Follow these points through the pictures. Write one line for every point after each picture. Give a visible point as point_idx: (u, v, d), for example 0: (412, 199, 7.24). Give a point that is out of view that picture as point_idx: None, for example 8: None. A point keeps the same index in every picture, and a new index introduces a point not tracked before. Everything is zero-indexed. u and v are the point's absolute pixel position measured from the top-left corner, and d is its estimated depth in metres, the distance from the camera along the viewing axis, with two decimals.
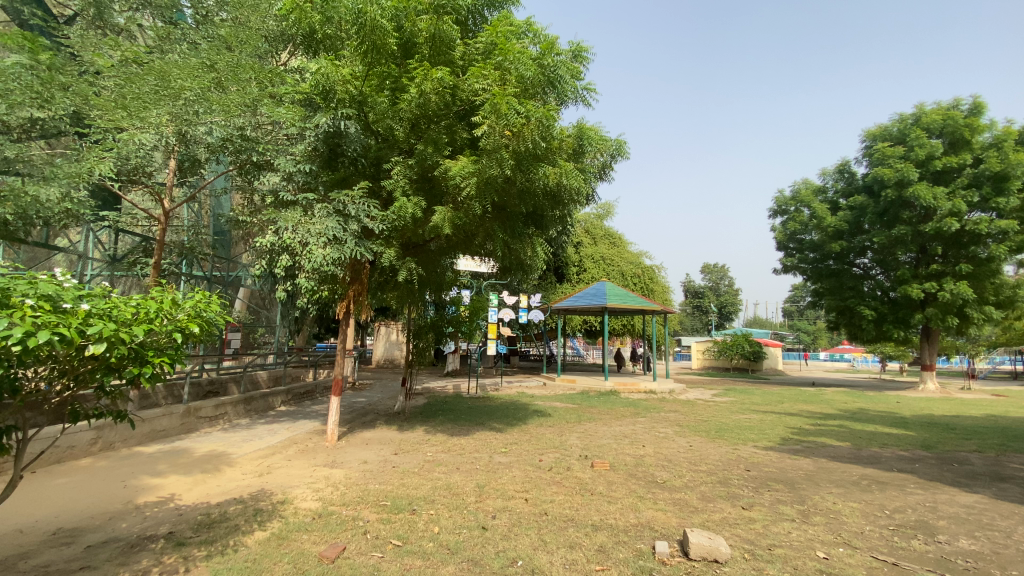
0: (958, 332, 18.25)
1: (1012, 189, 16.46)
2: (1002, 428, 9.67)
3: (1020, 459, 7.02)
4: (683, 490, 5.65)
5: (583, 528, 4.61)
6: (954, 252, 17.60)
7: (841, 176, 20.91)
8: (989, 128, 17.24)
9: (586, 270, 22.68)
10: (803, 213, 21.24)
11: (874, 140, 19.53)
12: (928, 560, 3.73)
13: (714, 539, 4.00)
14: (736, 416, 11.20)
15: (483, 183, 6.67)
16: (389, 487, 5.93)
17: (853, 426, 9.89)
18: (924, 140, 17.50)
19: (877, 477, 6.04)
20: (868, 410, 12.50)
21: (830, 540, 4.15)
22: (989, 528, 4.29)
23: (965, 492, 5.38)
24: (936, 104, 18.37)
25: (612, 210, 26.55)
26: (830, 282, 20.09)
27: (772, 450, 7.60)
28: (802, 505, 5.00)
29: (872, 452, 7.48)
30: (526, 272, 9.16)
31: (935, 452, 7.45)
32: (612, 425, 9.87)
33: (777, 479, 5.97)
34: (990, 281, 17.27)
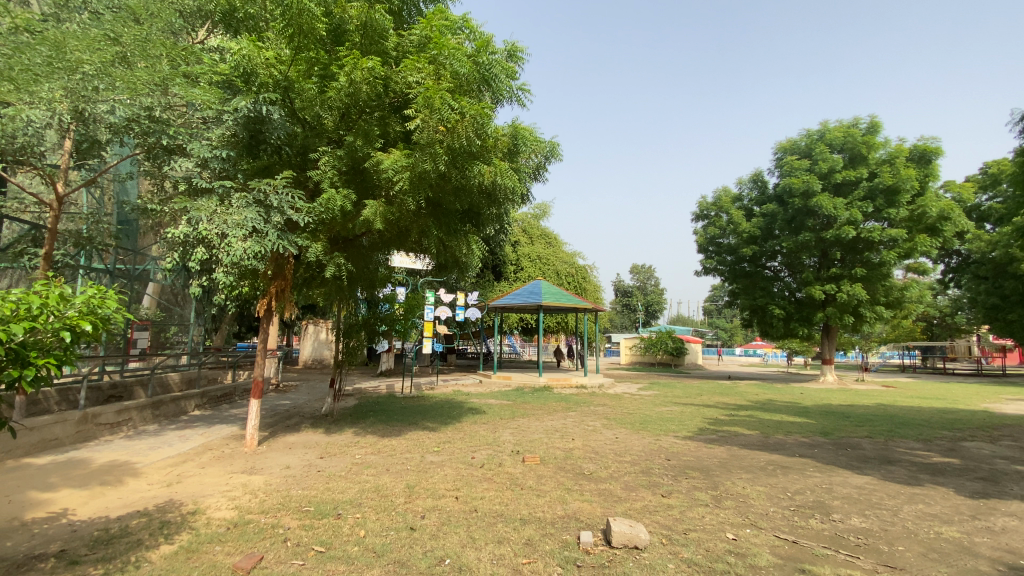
0: (854, 330, 20.21)
1: (902, 201, 18.52)
2: (887, 416, 10.84)
3: (900, 443, 7.91)
4: (608, 480, 5.85)
5: (512, 523, 4.65)
6: (851, 257, 19.48)
7: (755, 185, 22.51)
8: (882, 146, 19.23)
9: (523, 269, 22.90)
10: (722, 218, 22.71)
11: (784, 152, 21.22)
12: (824, 537, 4.09)
13: (634, 526, 4.17)
14: (660, 408, 11.79)
15: (416, 178, 6.55)
16: (313, 492, 5.67)
17: (763, 416, 10.72)
18: (826, 155, 19.29)
19: (781, 462, 6.58)
20: (775, 401, 13.61)
21: (739, 521, 4.46)
22: (877, 507, 4.78)
23: (856, 475, 5.98)
24: (839, 121, 20.25)
25: (548, 210, 27.04)
26: (744, 282, 21.65)
27: (691, 440, 8.06)
28: (715, 491, 5.34)
29: (777, 439, 8.14)
30: (462, 271, 9.09)
31: (831, 438, 8.22)
32: (544, 421, 10.04)
33: (695, 467, 6.34)
34: (881, 283, 19.26)
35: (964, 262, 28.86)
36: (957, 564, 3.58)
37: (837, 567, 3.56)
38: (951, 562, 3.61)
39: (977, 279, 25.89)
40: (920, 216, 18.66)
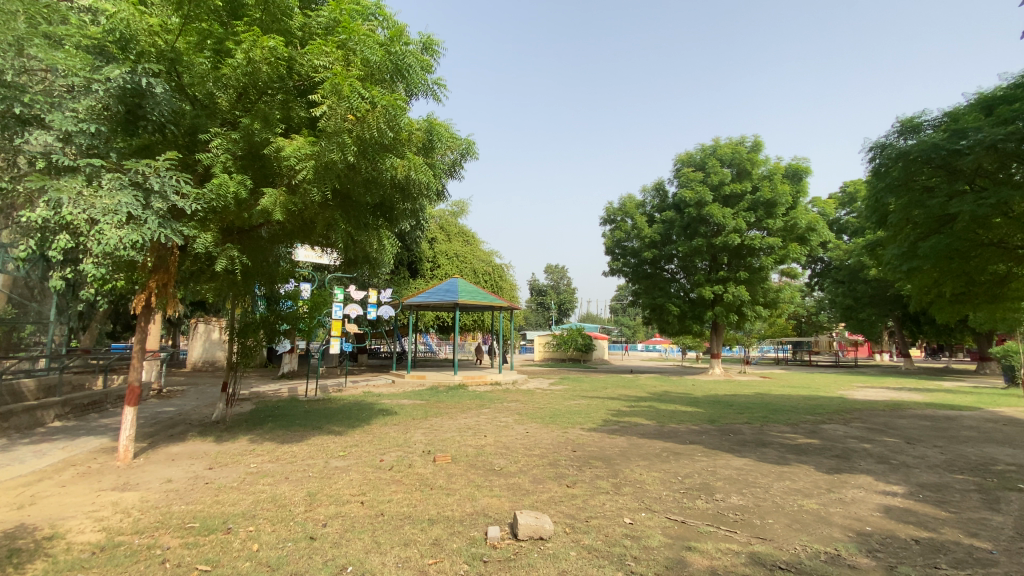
0: (737, 327, 22.39)
1: (778, 213, 20.76)
2: (764, 404, 12.17)
3: (774, 427, 8.90)
4: (517, 474, 5.97)
5: (419, 524, 4.57)
6: (736, 261, 21.53)
7: (656, 193, 24.15)
8: (764, 163, 21.49)
9: (440, 266, 22.52)
10: (627, 223, 24.09)
11: (682, 164, 22.97)
12: (708, 516, 4.49)
13: (540, 517, 4.28)
14: (569, 402, 12.29)
15: (322, 168, 6.20)
16: (199, 506, 5.17)
17: (660, 407, 11.54)
18: (717, 169, 21.19)
19: (674, 449, 7.13)
20: (671, 393, 14.75)
21: (635, 506, 4.76)
22: (752, 486, 5.34)
23: (737, 457, 6.63)
24: (728, 139, 22.32)
25: (466, 208, 26.97)
26: (646, 283, 23.15)
27: (596, 432, 8.45)
28: (615, 478, 5.66)
29: (671, 428, 8.82)
30: (374, 267, 8.74)
31: (717, 425, 9.05)
32: (457, 419, 10.01)
33: (597, 457, 6.67)
34: (760, 285, 21.48)
35: (826, 268, 33.15)
36: (815, 532, 4.09)
37: (719, 543, 3.91)
38: (810, 531, 4.12)
39: (836, 283, 29.82)
40: (793, 227, 20.99)
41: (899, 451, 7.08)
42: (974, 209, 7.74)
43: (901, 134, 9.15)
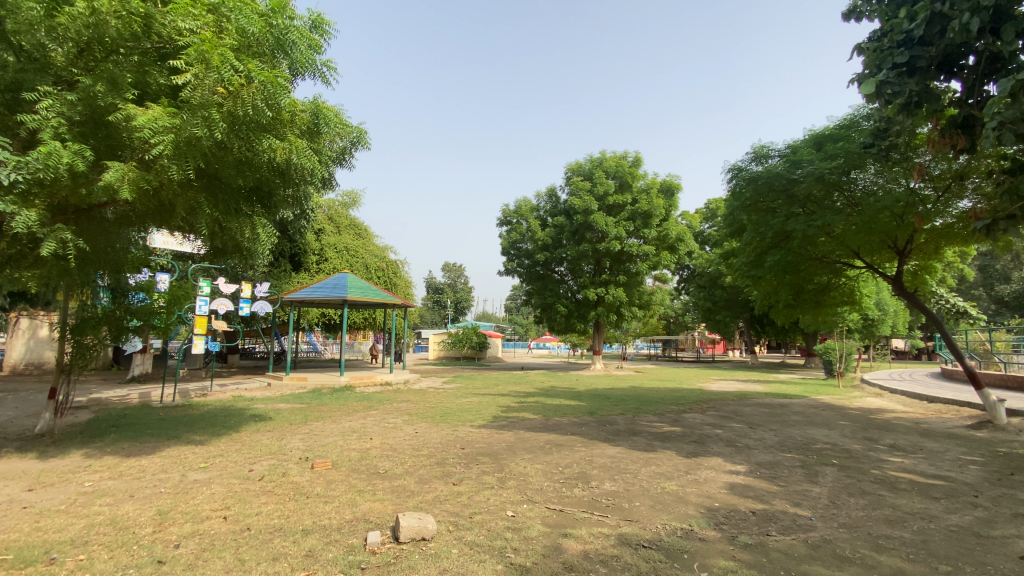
0: (617, 326, 24.14)
1: (653, 224, 22.70)
2: (638, 396, 13.26)
3: (645, 417, 9.72)
4: (402, 476, 5.81)
5: (291, 535, 4.25)
6: (617, 266, 23.15)
7: (549, 199, 25.20)
8: (642, 177, 23.40)
9: (327, 260, 21.22)
10: (522, 225, 24.88)
11: (573, 173, 24.20)
12: (584, 503, 4.76)
13: (422, 518, 4.21)
14: (459, 400, 12.32)
15: (184, 144, 5.52)
16: (11, 536, 4.30)
17: (546, 401, 12.04)
18: (603, 180, 22.67)
19: (557, 441, 7.46)
20: (557, 388, 15.46)
21: (518, 499, 4.90)
22: (624, 472, 5.78)
23: (612, 446, 7.13)
24: (613, 153, 23.97)
25: (358, 199, 25.80)
26: (537, 284, 24.03)
27: (484, 428, 8.56)
28: (500, 473, 5.78)
29: (555, 421, 9.23)
30: (247, 257, 7.97)
31: (596, 417, 9.66)
32: (340, 422, 9.52)
33: (484, 453, 6.76)
34: (636, 289, 23.25)
35: (691, 274, 37.18)
36: (674, 511, 4.53)
37: (593, 528, 4.16)
38: (670, 510, 4.56)
39: (699, 288, 33.47)
40: (664, 237, 23.09)
41: (744, 435, 8.13)
42: (805, 229, 9.16)
43: (754, 160, 10.51)
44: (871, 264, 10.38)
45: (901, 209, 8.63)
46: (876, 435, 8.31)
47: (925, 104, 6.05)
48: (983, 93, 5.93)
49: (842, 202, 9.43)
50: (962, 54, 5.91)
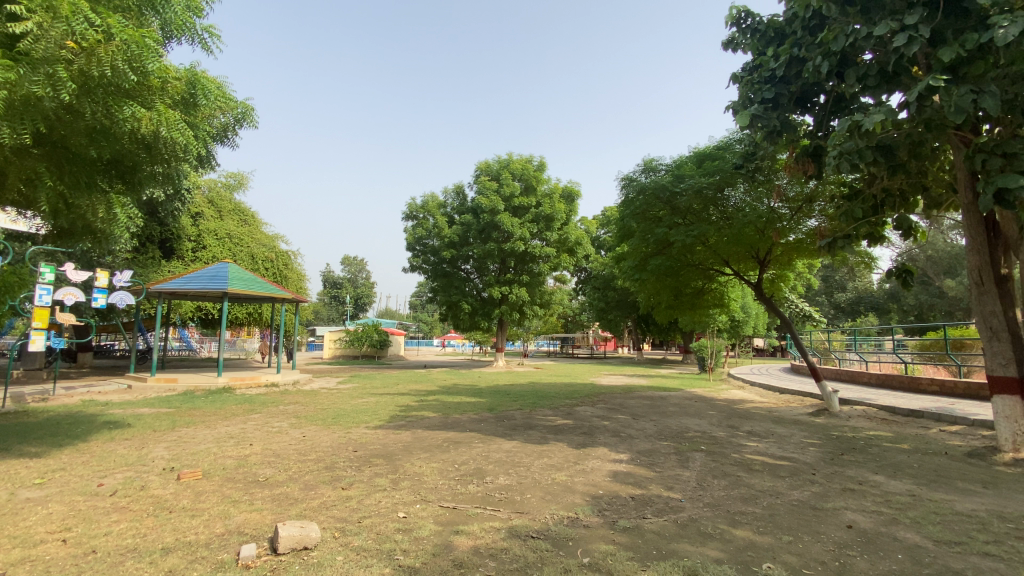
0: (519, 324, 24.70)
1: (555, 226, 23.51)
2: (536, 391, 13.68)
3: (540, 412, 10.06)
4: (285, 483, 5.43)
5: (148, 556, 3.77)
6: (521, 266, 23.67)
7: (456, 196, 25.09)
8: (546, 182, 24.15)
9: (206, 248, 19.21)
10: (428, 221, 24.56)
11: (481, 172, 24.32)
12: (478, 498, 4.80)
13: (305, 526, 3.96)
14: (355, 400, 11.80)
15: (20, 103, 4.65)
16: None
17: (445, 399, 11.96)
18: (509, 181, 23.14)
19: (454, 439, 7.43)
20: (458, 385, 15.44)
21: (411, 499, 4.81)
22: (518, 466, 5.93)
23: (508, 441, 7.28)
24: (520, 155, 24.45)
25: (245, 182, 23.71)
26: (442, 281, 23.84)
27: (380, 429, 8.28)
28: (394, 474, 5.62)
29: (454, 418, 9.20)
30: (102, 240, 6.94)
31: (495, 413, 9.80)
32: (216, 427, 8.65)
33: (378, 455, 6.54)
34: (538, 289, 23.99)
35: (589, 276, 39.27)
36: (562, 501, 4.74)
37: (484, 523, 4.21)
38: (559, 500, 4.76)
39: (595, 289, 35.41)
40: (565, 240, 23.83)
41: (628, 425, 8.75)
42: (685, 238, 10.04)
43: (644, 171, 11.30)
44: (738, 272, 11.63)
45: (763, 224, 9.77)
46: (739, 423, 9.39)
47: (784, 132, 6.85)
48: (830, 128, 6.93)
49: (717, 215, 10.47)
50: (816, 92, 6.85)
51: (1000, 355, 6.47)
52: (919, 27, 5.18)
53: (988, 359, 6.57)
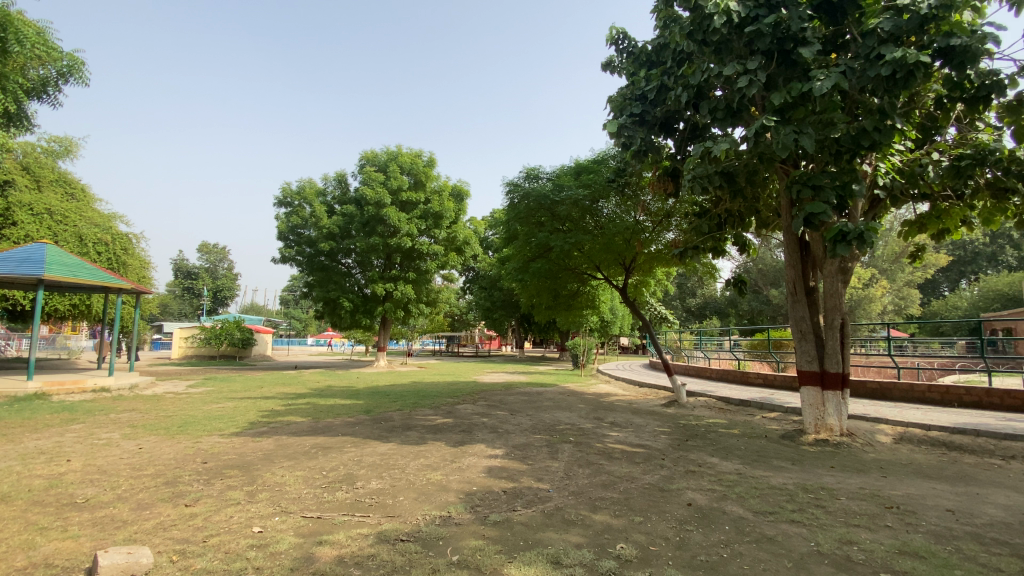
0: (402, 322, 24.07)
1: (443, 225, 23.27)
2: (415, 391, 13.43)
3: (420, 411, 9.91)
4: (112, 504, 4.66)
5: None
6: (407, 263, 23.09)
7: (338, 184, 23.70)
8: (436, 179, 23.81)
9: (17, 224, 15.89)
10: (305, 209, 23.12)
11: (367, 162, 23.26)
12: (345, 506, 4.57)
13: (133, 552, 3.43)
14: (210, 406, 10.55)
15: None
16: None
17: (318, 402, 11.22)
18: (397, 175, 22.37)
19: (324, 444, 7.00)
20: (332, 387, 14.55)
21: (269, 512, 4.42)
22: (392, 468, 5.77)
23: (383, 443, 7.06)
24: (409, 149, 23.78)
25: (75, 149, 20.03)
26: (319, 275, 22.42)
27: (238, 437, 7.50)
28: (250, 486, 5.13)
29: (326, 423, 8.66)
30: None
31: (371, 415, 9.42)
32: (21, 441, 7.14)
33: (233, 465, 5.92)
34: (424, 287, 23.56)
35: (476, 276, 39.74)
36: (435, 501, 4.71)
37: (351, 530, 4.03)
38: (431, 500, 4.72)
39: (481, 289, 35.88)
40: (453, 239, 23.71)
41: (505, 421, 8.99)
42: (563, 244, 10.66)
43: (526, 178, 11.68)
44: (608, 278, 12.54)
45: (630, 235, 10.77)
46: (605, 415, 10.15)
47: (649, 152, 7.55)
48: (686, 153, 7.79)
49: (592, 224, 11.22)
50: (677, 119, 7.69)
51: (807, 354, 7.78)
52: (757, 72, 6.09)
53: (799, 357, 7.87)
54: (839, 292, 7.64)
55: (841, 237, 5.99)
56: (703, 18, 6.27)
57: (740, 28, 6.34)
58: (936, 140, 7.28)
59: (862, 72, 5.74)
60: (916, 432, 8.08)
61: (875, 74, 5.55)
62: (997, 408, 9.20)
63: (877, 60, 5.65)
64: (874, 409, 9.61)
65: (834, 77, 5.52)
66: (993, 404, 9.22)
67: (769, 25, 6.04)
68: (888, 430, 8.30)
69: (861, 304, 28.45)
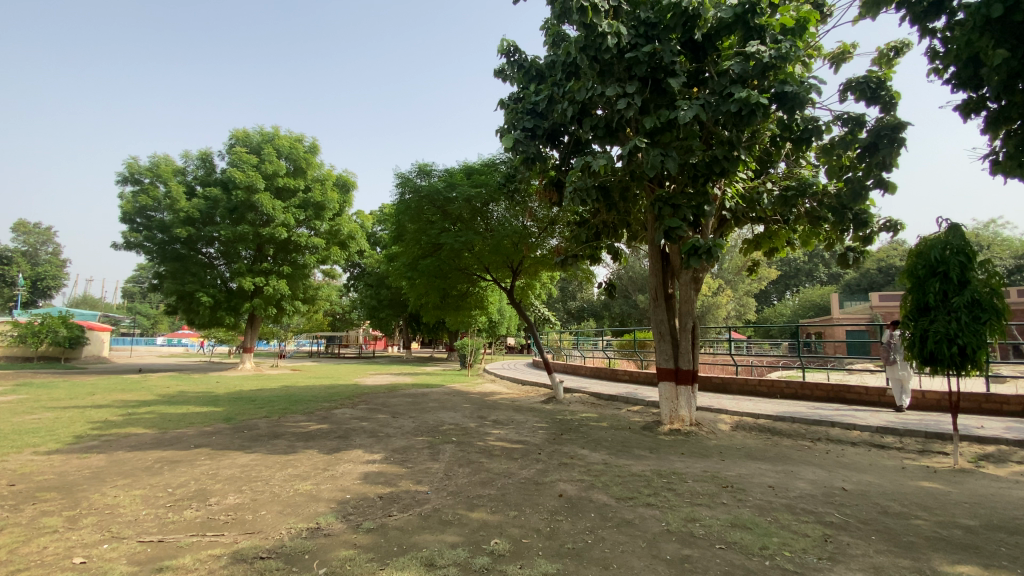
0: (274, 320, 22.18)
1: (326, 217, 21.88)
2: (287, 396, 12.47)
3: (291, 418, 9.20)
4: None
5: None
6: (282, 255, 21.35)
7: (202, 164, 21.12)
8: (318, 167, 22.32)
9: None
10: (158, 189, 20.32)
11: (237, 141, 21.06)
12: (194, 526, 4.08)
13: None
14: (19, 417, 8.75)
15: None
16: None
17: (167, 410, 9.89)
18: (273, 159, 20.54)
19: (172, 458, 6.19)
20: (186, 393, 12.93)
21: (96, 539, 3.79)
22: (254, 481, 5.28)
23: (245, 454, 6.44)
24: (289, 132, 22.00)
25: None
26: (174, 265, 19.88)
27: (57, 453, 6.33)
28: (72, 510, 4.35)
29: (175, 433, 7.66)
30: None
31: (233, 423, 8.54)
32: None
33: (48, 488, 4.97)
34: (301, 282, 21.90)
35: (360, 273, 38.12)
36: (302, 512, 4.41)
37: (201, 552, 3.62)
38: (298, 512, 4.41)
39: (366, 286, 34.47)
40: (336, 232, 22.43)
41: (386, 424, 8.72)
42: (453, 243, 10.68)
43: (417, 174, 11.46)
44: (495, 279, 12.77)
45: (517, 239, 11.11)
46: (487, 414, 10.33)
47: (536, 161, 7.88)
48: (569, 165, 8.25)
49: (482, 226, 11.37)
50: (563, 132, 8.12)
51: (664, 353, 8.67)
52: (634, 96, 6.65)
53: (658, 355, 8.76)
54: (691, 298, 8.66)
55: (694, 250, 6.77)
56: (591, 37, 6.65)
57: (621, 53, 6.87)
58: (770, 172, 8.57)
59: (717, 107, 6.54)
60: (748, 421, 9.42)
61: (727, 109, 6.36)
62: (808, 399, 11.05)
63: (728, 97, 6.49)
64: (718, 401, 11.00)
65: (695, 108, 6.22)
66: (805, 395, 11.07)
67: (646, 54, 6.63)
68: (727, 420, 9.56)
69: (710, 310, 32.53)
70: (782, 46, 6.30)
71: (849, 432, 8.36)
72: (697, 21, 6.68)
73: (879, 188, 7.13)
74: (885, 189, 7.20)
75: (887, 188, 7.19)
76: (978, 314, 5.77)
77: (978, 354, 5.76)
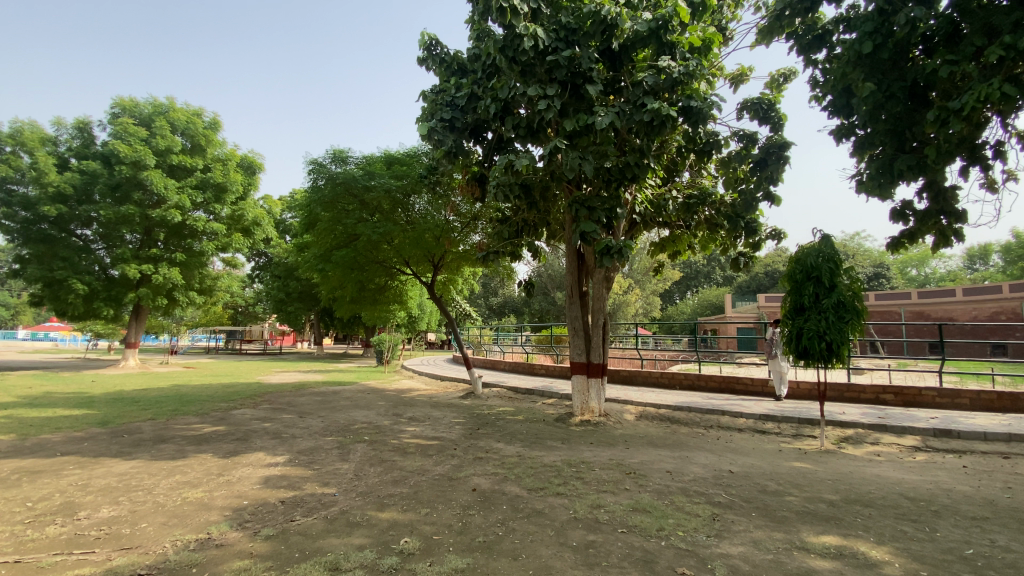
0: (165, 312, 20.07)
1: (227, 200, 20.15)
2: (178, 396, 11.35)
3: (181, 420, 8.38)
4: None
5: None
6: (174, 241, 19.41)
7: (78, 133, 18.56)
8: (220, 145, 20.45)
9: None
10: (20, 158, 17.55)
11: (122, 111, 18.71)
12: (58, 544, 3.60)
13: None
14: None
15: None
16: None
17: (26, 414, 8.60)
18: (166, 133, 18.53)
19: (31, 468, 5.40)
20: (52, 394, 11.33)
21: None
22: (134, 491, 4.76)
23: (125, 461, 5.77)
24: (185, 105, 19.95)
25: None
26: (39, 248, 17.31)
27: None
28: None
29: (38, 440, 6.69)
30: None
31: (110, 427, 7.62)
32: None
33: None
34: (197, 270, 20.00)
35: (267, 263, 35.60)
36: (191, 523, 4.05)
37: (67, 572, 3.20)
38: (187, 522, 4.04)
39: (274, 277, 32.26)
40: (239, 217, 20.75)
41: (291, 425, 8.23)
42: (370, 233, 10.30)
43: (332, 160, 10.89)
44: (414, 274, 12.51)
45: (438, 233, 10.96)
46: (402, 411, 10.11)
47: (457, 155, 7.83)
48: (491, 162, 8.29)
49: (401, 218, 11.08)
50: (485, 129, 8.13)
51: (578, 348, 9.00)
52: (554, 98, 6.82)
53: (572, 350, 9.07)
54: (603, 296, 9.07)
55: (608, 250, 7.09)
56: (512, 37, 6.72)
57: (543, 55, 7.00)
58: (675, 181, 9.20)
59: (631, 116, 6.87)
60: (651, 411, 10.06)
61: (640, 118, 6.70)
62: (704, 390, 12.02)
63: (641, 107, 6.84)
64: (625, 394, 11.63)
65: (610, 115, 6.49)
66: (702, 387, 12.04)
67: (566, 58, 6.82)
68: (632, 410, 10.15)
69: (621, 308, 34.38)
70: (689, 63, 6.77)
71: (736, 419, 9.23)
72: (615, 31, 6.97)
73: (767, 200, 7.92)
74: (772, 201, 8.01)
75: (774, 201, 8.01)
76: (842, 314, 6.62)
77: (841, 349, 6.58)
